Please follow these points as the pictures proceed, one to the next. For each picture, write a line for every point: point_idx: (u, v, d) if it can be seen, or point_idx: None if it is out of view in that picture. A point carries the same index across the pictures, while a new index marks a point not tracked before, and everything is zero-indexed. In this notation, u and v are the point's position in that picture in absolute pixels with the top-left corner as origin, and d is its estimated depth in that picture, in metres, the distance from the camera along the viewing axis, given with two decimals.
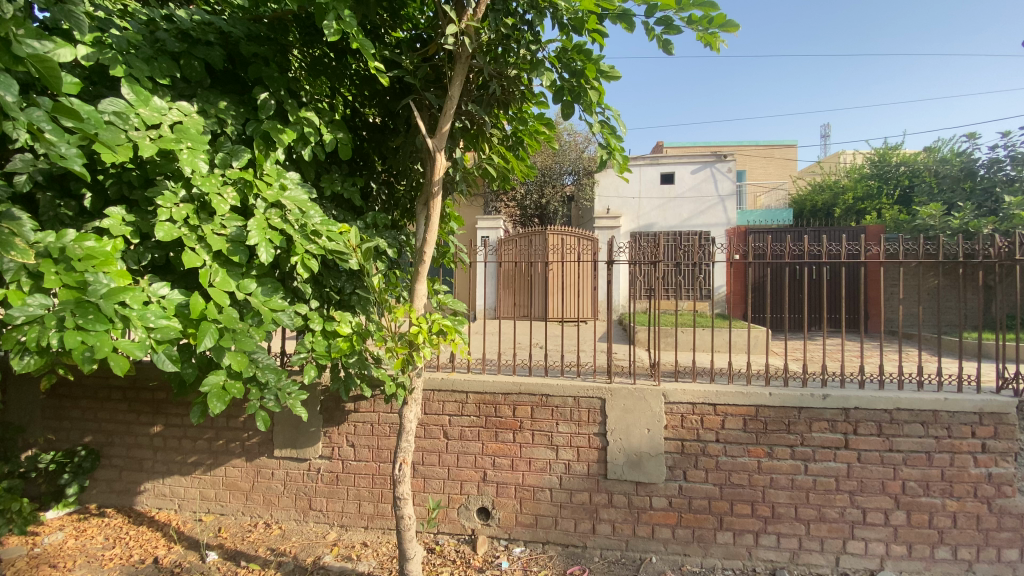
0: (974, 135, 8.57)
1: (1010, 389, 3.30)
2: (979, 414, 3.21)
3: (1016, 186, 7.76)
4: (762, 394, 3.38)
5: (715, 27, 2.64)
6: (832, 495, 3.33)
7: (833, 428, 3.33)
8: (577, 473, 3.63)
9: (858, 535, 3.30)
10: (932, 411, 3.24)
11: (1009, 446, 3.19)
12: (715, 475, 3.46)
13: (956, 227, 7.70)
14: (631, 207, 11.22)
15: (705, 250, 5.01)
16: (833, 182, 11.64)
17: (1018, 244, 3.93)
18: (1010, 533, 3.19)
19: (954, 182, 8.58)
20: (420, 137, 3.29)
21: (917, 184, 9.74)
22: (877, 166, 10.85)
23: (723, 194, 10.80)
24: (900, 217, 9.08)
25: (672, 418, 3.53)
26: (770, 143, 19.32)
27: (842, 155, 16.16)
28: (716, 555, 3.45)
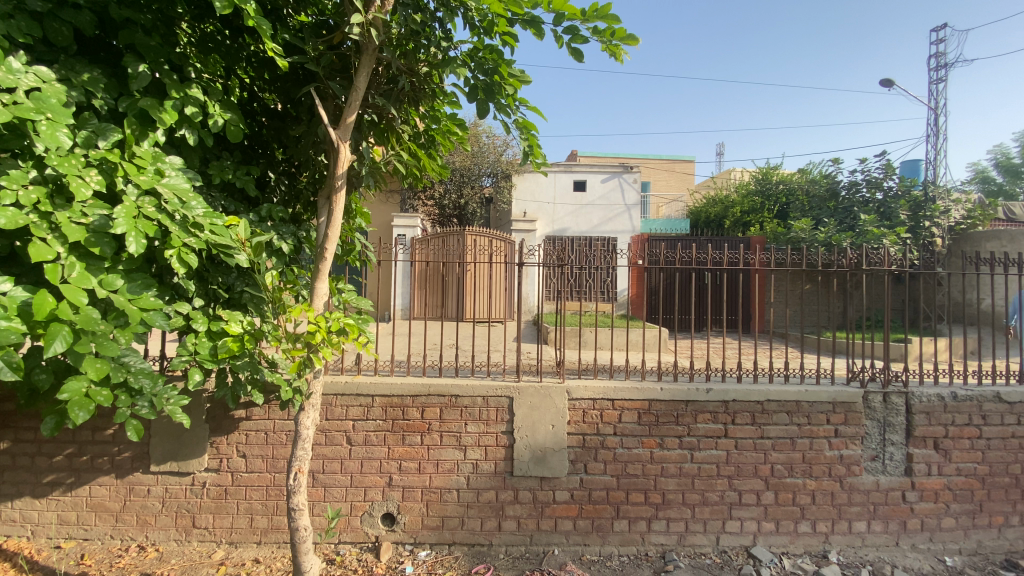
0: (838, 160, 9.83)
1: (857, 382, 3.79)
2: (833, 403, 3.68)
3: (869, 207, 9.03)
4: (654, 389, 3.63)
5: (620, 40, 2.79)
6: (713, 480, 3.64)
7: (715, 418, 3.65)
8: (484, 472, 3.65)
9: (735, 515, 3.64)
10: (795, 401, 3.66)
11: (857, 430, 3.68)
12: (613, 466, 3.64)
13: (822, 240, 8.77)
14: (546, 212, 11.57)
15: (609, 256, 5.29)
16: (726, 196, 12.80)
17: (864, 256, 4.57)
18: (858, 507, 3.67)
19: (821, 201, 9.82)
20: (322, 128, 3.14)
21: (792, 200, 10.90)
22: (761, 184, 11.98)
23: (629, 204, 11.47)
24: (778, 229, 10.18)
25: (574, 414, 3.67)
26: (671, 158, 20.87)
27: (732, 172, 17.86)
28: (613, 543, 3.63)
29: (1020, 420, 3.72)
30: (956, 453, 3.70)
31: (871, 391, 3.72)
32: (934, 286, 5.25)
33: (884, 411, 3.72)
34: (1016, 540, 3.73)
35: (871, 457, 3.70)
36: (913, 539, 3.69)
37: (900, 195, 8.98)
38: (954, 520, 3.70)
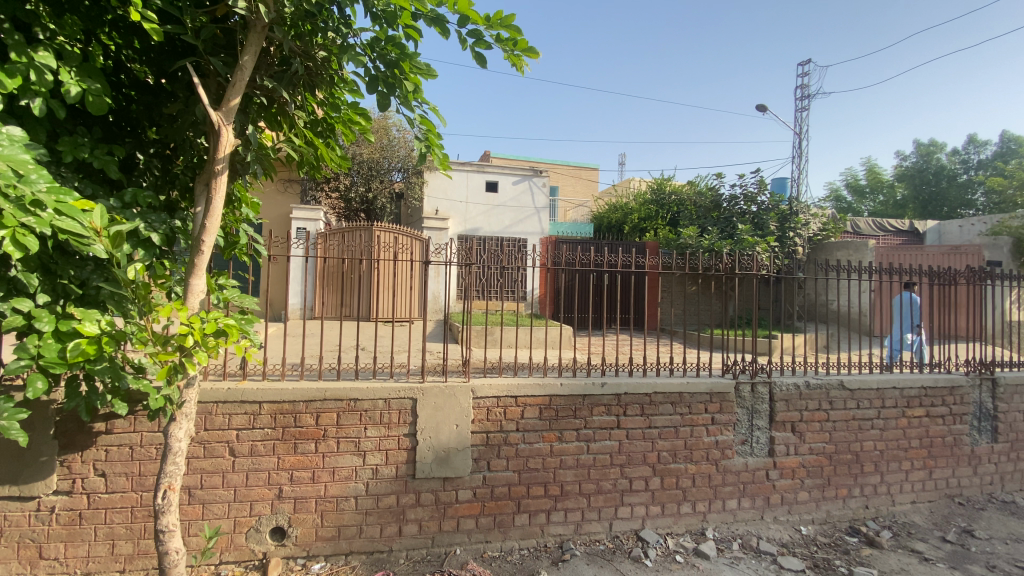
0: (721, 174, 10.86)
1: (731, 374, 4.22)
2: (710, 394, 4.06)
3: (745, 218, 10.11)
4: (555, 384, 3.77)
5: (522, 51, 2.84)
6: (607, 470, 3.85)
7: (609, 411, 3.86)
8: (384, 477, 3.54)
9: (626, 501, 3.88)
10: (678, 393, 3.99)
11: (730, 418, 4.10)
12: (514, 462, 3.71)
13: (706, 246, 9.66)
14: (458, 211, 11.55)
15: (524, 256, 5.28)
16: (626, 204, 13.61)
17: (740, 262, 5.10)
18: (730, 486, 4.09)
19: (706, 212, 10.82)
20: (201, 107, 2.85)
21: (682, 210, 11.90)
22: (656, 193, 12.93)
23: (538, 207, 11.79)
24: (669, 235, 11.05)
25: (478, 412, 3.68)
26: (578, 165, 21.81)
27: (632, 181, 19.07)
28: (514, 537, 3.70)
29: (858, 404, 4.36)
30: (809, 434, 4.25)
31: (742, 381, 4.16)
32: (795, 289, 5.98)
33: (752, 399, 4.17)
34: (857, 508, 4.35)
35: (742, 441, 4.14)
36: (775, 512, 4.17)
37: (771, 208, 10.14)
38: (808, 493, 4.24)
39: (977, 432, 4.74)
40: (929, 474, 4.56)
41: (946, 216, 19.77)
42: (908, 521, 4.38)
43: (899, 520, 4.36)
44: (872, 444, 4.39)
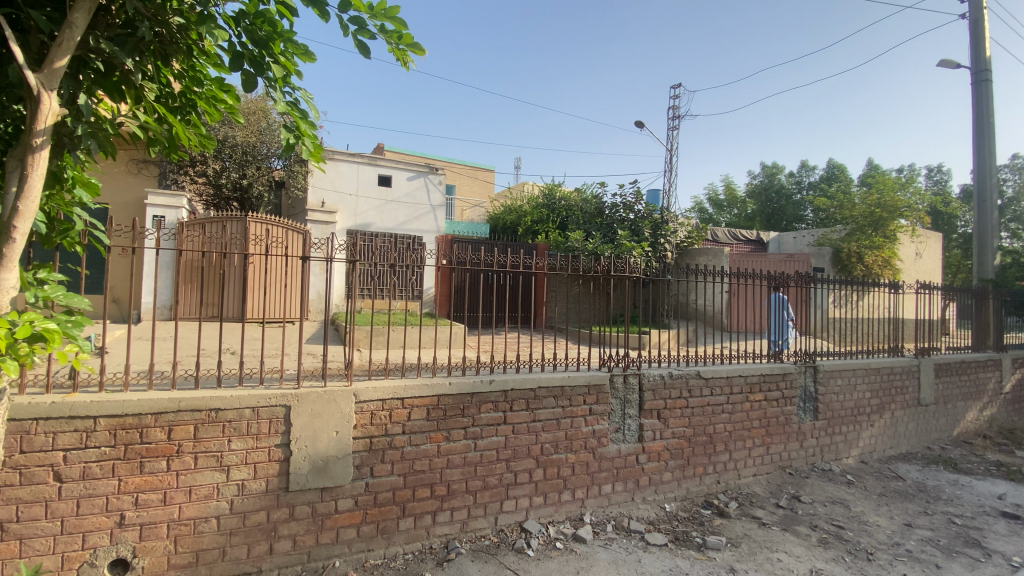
0: (604, 183, 11.66)
1: (607, 367, 4.55)
2: (588, 386, 4.33)
3: (624, 225, 10.96)
4: (443, 384, 3.75)
5: (407, 46, 2.81)
6: (493, 465, 3.93)
7: (496, 407, 3.94)
8: (252, 492, 3.25)
9: (511, 495, 3.99)
10: (560, 387, 4.20)
11: (606, 408, 4.41)
12: (399, 465, 3.63)
13: (591, 250, 10.28)
14: (347, 204, 10.96)
15: (417, 253, 5.10)
16: (519, 207, 14.00)
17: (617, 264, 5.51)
18: (606, 472, 4.39)
19: (591, 217, 11.52)
20: (14, 67, 2.37)
21: (570, 215, 12.55)
22: (547, 198, 13.49)
23: (433, 204, 11.65)
24: (558, 238, 11.60)
25: (361, 417, 3.53)
26: (474, 165, 21.97)
27: (525, 184, 19.69)
28: (398, 542, 3.62)
29: (712, 391, 4.94)
30: (672, 420, 4.72)
31: (616, 374, 4.51)
32: (666, 292, 6.59)
33: (624, 390, 4.53)
34: (710, 484, 4.92)
35: (616, 429, 4.48)
36: (644, 493, 4.57)
37: (646, 216, 11.09)
38: (671, 473, 4.70)
39: (803, 411, 5.63)
40: (767, 450, 5.32)
41: (785, 229, 23.32)
42: (750, 492, 5.07)
43: (743, 492, 5.03)
44: (723, 426, 5.01)
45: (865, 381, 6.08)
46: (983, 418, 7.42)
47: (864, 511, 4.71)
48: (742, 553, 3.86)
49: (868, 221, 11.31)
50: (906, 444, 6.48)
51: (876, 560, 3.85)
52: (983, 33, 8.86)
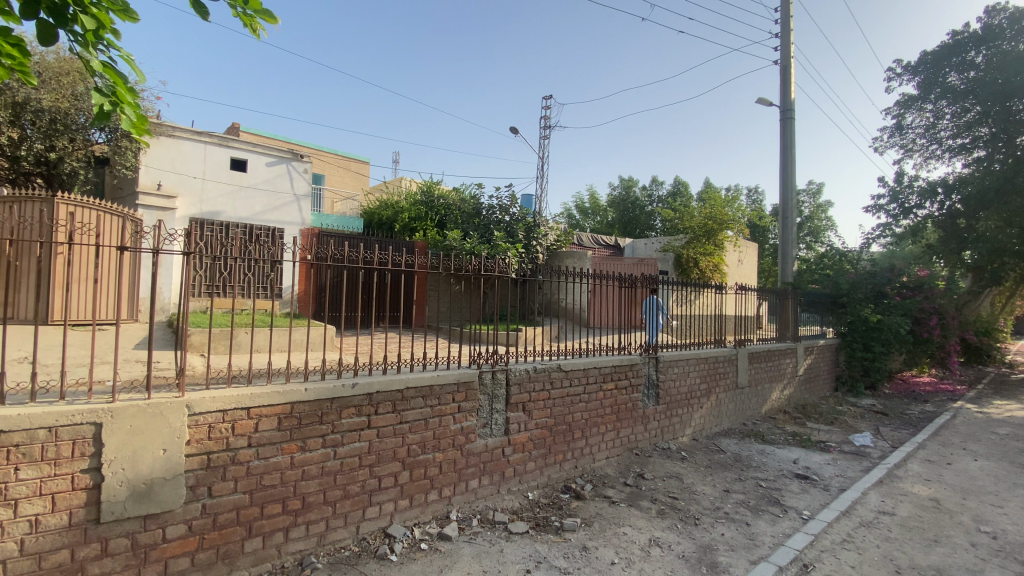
0: (482, 184, 11.86)
1: (476, 365, 4.64)
2: (457, 384, 4.37)
3: (500, 226, 11.25)
4: (298, 390, 3.49)
5: (256, 13, 2.59)
6: (355, 472, 3.76)
7: (359, 411, 3.78)
8: (50, 528, 2.70)
9: (374, 501, 3.86)
10: (428, 386, 4.17)
11: (474, 405, 4.48)
12: (245, 482, 3.29)
13: (468, 249, 10.35)
14: (191, 188, 9.66)
15: (277, 248, 4.53)
16: (395, 202, 13.60)
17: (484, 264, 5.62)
18: (473, 468, 4.47)
19: (469, 218, 11.62)
20: None
21: (447, 214, 12.51)
22: (425, 195, 13.28)
23: (298, 194, 10.74)
24: (436, 236, 11.50)
25: (197, 431, 3.13)
26: (345, 156, 20.84)
27: (402, 180, 19.19)
28: (244, 566, 3.28)
29: (571, 382, 5.31)
30: (535, 412, 4.96)
31: (484, 370, 4.62)
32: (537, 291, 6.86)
33: (492, 386, 4.66)
34: (569, 470, 5.28)
35: (483, 424, 4.58)
36: (509, 485, 4.73)
37: (521, 219, 11.51)
38: (534, 463, 4.93)
39: (647, 398, 6.34)
40: (618, 434, 5.87)
41: (639, 236, 25.94)
42: (603, 473, 5.55)
43: (597, 474, 5.49)
44: (580, 414, 5.41)
45: (696, 369, 7.04)
46: (784, 397, 9.03)
47: (695, 482, 5.45)
48: (594, 532, 4.20)
49: (703, 231, 13.08)
50: (727, 421, 7.63)
51: (701, 524, 4.47)
52: (790, 80, 10.76)
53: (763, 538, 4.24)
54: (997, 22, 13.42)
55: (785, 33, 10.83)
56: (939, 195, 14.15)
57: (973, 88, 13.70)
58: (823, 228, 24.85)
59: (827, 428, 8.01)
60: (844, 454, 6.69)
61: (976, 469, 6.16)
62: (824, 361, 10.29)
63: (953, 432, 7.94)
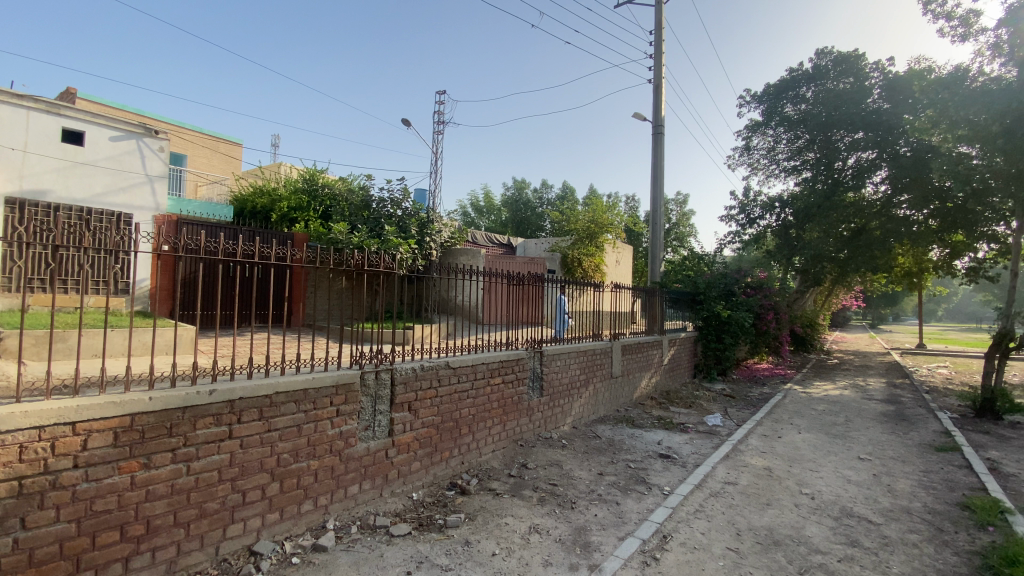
0: (371, 176, 11.40)
1: (358, 365, 4.46)
2: (335, 386, 4.16)
3: (390, 220, 10.91)
4: (141, 400, 3.06)
5: None
6: (214, 488, 3.40)
7: (218, 421, 3.42)
8: None
9: (237, 517, 3.52)
10: (302, 390, 3.91)
11: (354, 407, 4.29)
12: (70, 509, 2.81)
13: (355, 243, 9.77)
14: (7, 160, 7.98)
15: (128, 238, 3.82)
16: (272, 189, 12.54)
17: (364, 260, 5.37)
18: (353, 473, 4.27)
19: (356, 211, 11.11)
20: None
21: (333, 205, 11.68)
22: (308, 184, 12.41)
23: (152, 175, 9.29)
24: (319, 229, 10.79)
25: (2, 454, 2.60)
26: (213, 135, 18.71)
27: (281, 166, 17.73)
28: None
29: (459, 379, 5.32)
30: (421, 411, 4.89)
31: (367, 370, 4.45)
32: (431, 288, 6.79)
33: (375, 387, 4.50)
34: (455, 466, 5.29)
35: (365, 427, 4.40)
36: (392, 487, 4.61)
37: (413, 214, 11.27)
38: (419, 462, 4.85)
39: (532, 390, 6.59)
40: (503, 427, 6.02)
41: (530, 236, 26.86)
42: (489, 467, 5.65)
43: (483, 468, 5.57)
44: (467, 410, 5.45)
45: (576, 362, 7.48)
46: (652, 385, 9.97)
47: (573, 468, 5.78)
48: (477, 525, 4.26)
49: (587, 234, 13.94)
50: (603, 409, 8.21)
51: (577, 507, 4.76)
52: (662, 98, 11.85)
53: (631, 515, 4.64)
54: (823, 64, 15.99)
55: (659, 54, 11.89)
56: (776, 209, 16.76)
57: (804, 119, 16.18)
58: (688, 234, 27.81)
59: (686, 411, 9.00)
60: (698, 434, 7.56)
61: (799, 440, 7.35)
62: (685, 352, 11.54)
63: (783, 410, 9.39)
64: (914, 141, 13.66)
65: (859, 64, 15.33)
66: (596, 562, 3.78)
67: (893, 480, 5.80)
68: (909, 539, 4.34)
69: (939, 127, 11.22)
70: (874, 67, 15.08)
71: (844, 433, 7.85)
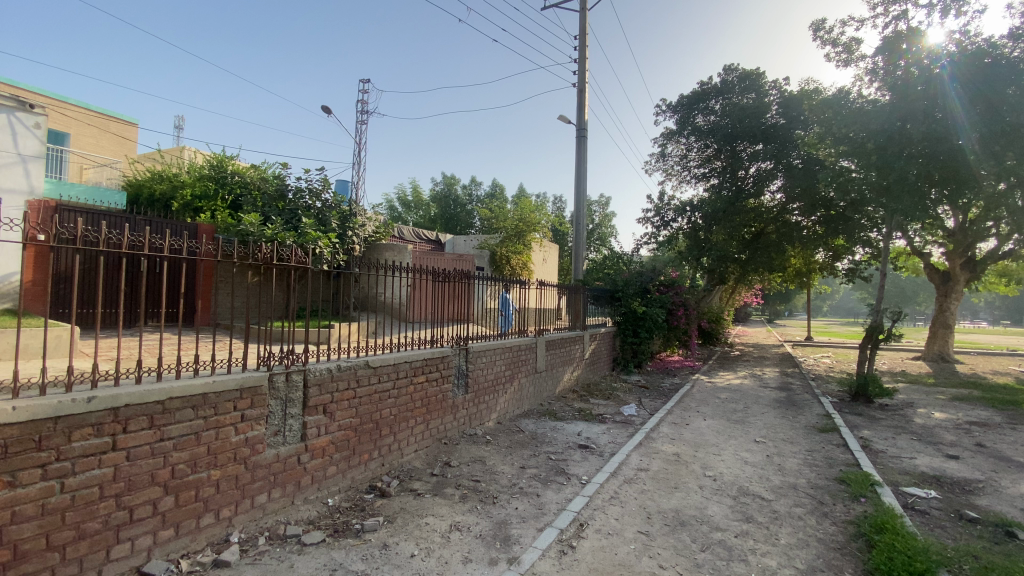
0: (287, 164, 10.74)
1: (267, 366, 4.20)
2: (240, 390, 3.88)
3: (307, 212, 10.33)
4: (2, 410, 2.68)
5: None
6: (94, 507, 3.05)
7: (99, 432, 3.07)
8: None
9: (124, 537, 3.19)
10: (201, 395, 3.61)
11: (261, 411, 4.03)
12: None
13: (268, 236, 9.13)
14: None
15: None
16: (173, 174, 11.45)
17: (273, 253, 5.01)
18: (260, 482, 4.02)
19: (270, 200, 10.41)
20: None
21: (244, 194, 10.85)
22: (215, 170, 11.45)
23: (25, 155, 8.06)
24: (228, 219, 10.00)
25: None
26: (103, 113, 16.72)
27: (185, 150, 16.24)
28: None
29: (379, 379, 5.17)
30: (338, 413, 4.69)
31: (277, 372, 4.21)
32: (354, 285, 6.55)
33: (286, 389, 4.26)
34: (375, 468, 5.14)
35: (274, 432, 4.15)
36: (305, 494, 4.39)
37: (333, 206, 10.75)
38: (335, 467, 4.67)
39: (456, 387, 6.56)
40: (426, 426, 5.93)
41: (459, 233, 26.73)
42: (411, 467, 5.55)
43: (404, 469, 5.46)
44: (388, 411, 5.31)
45: (501, 358, 7.53)
46: (574, 378, 10.31)
47: (495, 463, 5.83)
48: (395, 527, 4.17)
49: (515, 232, 14.14)
50: (527, 403, 8.35)
51: (498, 502, 4.81)
52: (585, 102, 12.23)
53: (550, 506, 4.77)
54: (730, 79, 17.27)
55: (583, 59, 12.26)
56: (687, 212, 17.89)
57: (713, 130, 17.35)
58: (610, 233, 29.07)
59: (605, 402, 9.41)
60: (615, 424, 7.93)
61: (704, 427, 7.94)
62: (605, 346, 12.05)
63: (692, 399, 10.09)
64: (806, 152, 15.37)
65: (760, 81, 16.78)
66: (515, 555, 3.84)
67: (783, 460, 6.43)
68: (795, 512, 4.84)
69: (830, 138, 12.76)
70: (773, 85, 16.58)
71: (743, 418, 8.58)
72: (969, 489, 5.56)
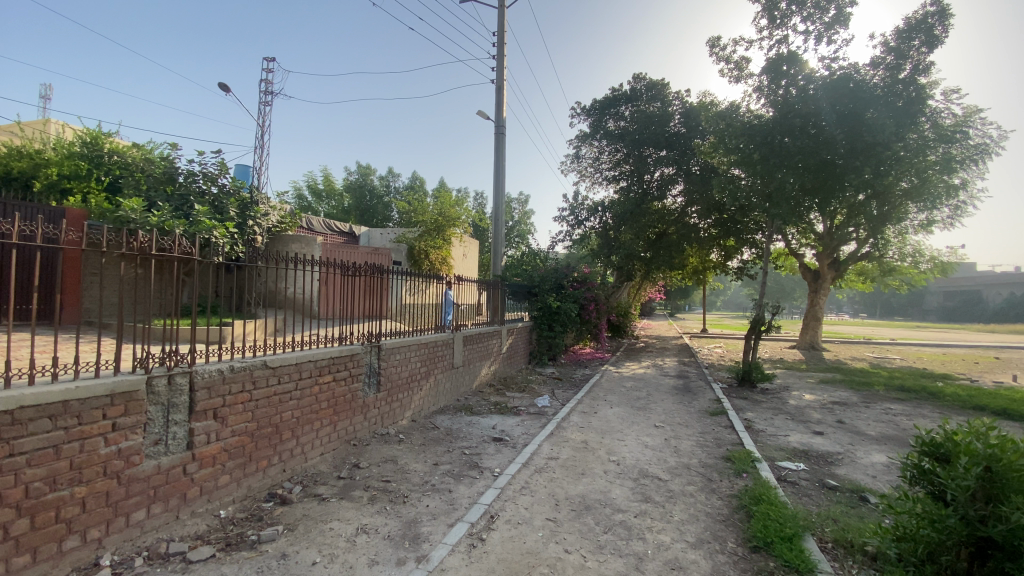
0: (177, 145, 9.72)
1: (144, 369, 3.78)
2: (110, 395, 3.46)
3: (202, 198, 9.43)
4: None
5: None
6: None
7: None
8: None
9: None
10: (61, 402, 3.18)
11: (137, 419, 3.62)
12: None
13: (154, 223, 8.19)
14: None
15: None
16: (32, 150, 9.89)
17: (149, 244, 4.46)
18: (136, 497, 3.61)
19: (156, 183, 9.35)
20: None
21: (124, 176, 9.65)
22: (88, 148, 10.07)
23: None
24: (104, 204, 8.85)
25: None
26: None
27: (51, 123, 14.13)
28: None
29: (279, 380, 4.86)
30: (231, 418, 4.35)
31: (157, 375, 3.81)
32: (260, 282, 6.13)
33: (168, 393, 3.87)
34: (275, 475, 4.83)
35: (153, 441, 3.76)
36: (192, 507, 4.02)
37: (232, 192, 9.87)
38: (228, 476, 4.32)
39: (367, 386, 6.34)
40: (333, 428, 5.68)
41: (376, 225, 25.96)
42: (315, 472, 5.29)
43: (308, 474, 5.19)
44: (290, 413, 5.02)
45: (415, 354, 7.39)
46: (491, 372, 10.39)
47: (408, 462, 5.74)
48: (296, 535, 3.96)
49: (434, 227, 13.99)
50: (442, 400, 8.27)
51: (409, 501, 4.74)
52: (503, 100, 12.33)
53: (461, 501, 4.79)
54: (638, 87, 18.23)
55: (501, 57, 12.33)
56: (599, 212, 18.69)
57: (622, 135, 18.21)
58: (529, 231, 29.69)
59: (520, 395, 9.61)
60: (529, 416, 8.13)
61: (611, 415, 8.39)
62: (521, 340, 12.28)
63: (600, 389, 10.61)
64: (702, 161, 17.09)
65: (664, 92, 17.90)
66: (424, 552, 3.81)
67: (679, 442, 6.98)
68: (687, 490, 5.28)
69: (721, 150, 13.87)
70: (676, 96, 17.77)
71: (646, 406, 9.19)
72: (831, 461, 6.40)
